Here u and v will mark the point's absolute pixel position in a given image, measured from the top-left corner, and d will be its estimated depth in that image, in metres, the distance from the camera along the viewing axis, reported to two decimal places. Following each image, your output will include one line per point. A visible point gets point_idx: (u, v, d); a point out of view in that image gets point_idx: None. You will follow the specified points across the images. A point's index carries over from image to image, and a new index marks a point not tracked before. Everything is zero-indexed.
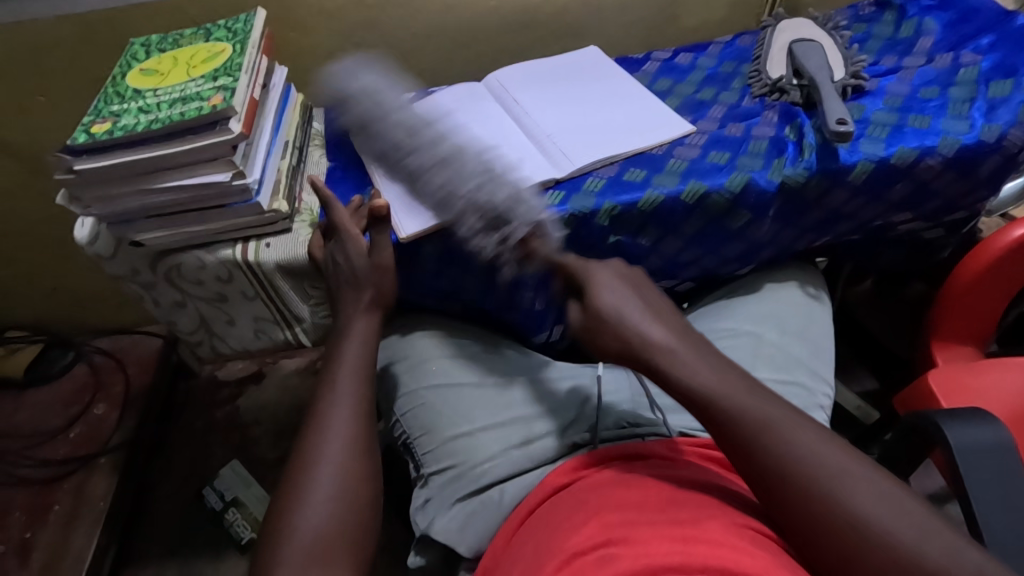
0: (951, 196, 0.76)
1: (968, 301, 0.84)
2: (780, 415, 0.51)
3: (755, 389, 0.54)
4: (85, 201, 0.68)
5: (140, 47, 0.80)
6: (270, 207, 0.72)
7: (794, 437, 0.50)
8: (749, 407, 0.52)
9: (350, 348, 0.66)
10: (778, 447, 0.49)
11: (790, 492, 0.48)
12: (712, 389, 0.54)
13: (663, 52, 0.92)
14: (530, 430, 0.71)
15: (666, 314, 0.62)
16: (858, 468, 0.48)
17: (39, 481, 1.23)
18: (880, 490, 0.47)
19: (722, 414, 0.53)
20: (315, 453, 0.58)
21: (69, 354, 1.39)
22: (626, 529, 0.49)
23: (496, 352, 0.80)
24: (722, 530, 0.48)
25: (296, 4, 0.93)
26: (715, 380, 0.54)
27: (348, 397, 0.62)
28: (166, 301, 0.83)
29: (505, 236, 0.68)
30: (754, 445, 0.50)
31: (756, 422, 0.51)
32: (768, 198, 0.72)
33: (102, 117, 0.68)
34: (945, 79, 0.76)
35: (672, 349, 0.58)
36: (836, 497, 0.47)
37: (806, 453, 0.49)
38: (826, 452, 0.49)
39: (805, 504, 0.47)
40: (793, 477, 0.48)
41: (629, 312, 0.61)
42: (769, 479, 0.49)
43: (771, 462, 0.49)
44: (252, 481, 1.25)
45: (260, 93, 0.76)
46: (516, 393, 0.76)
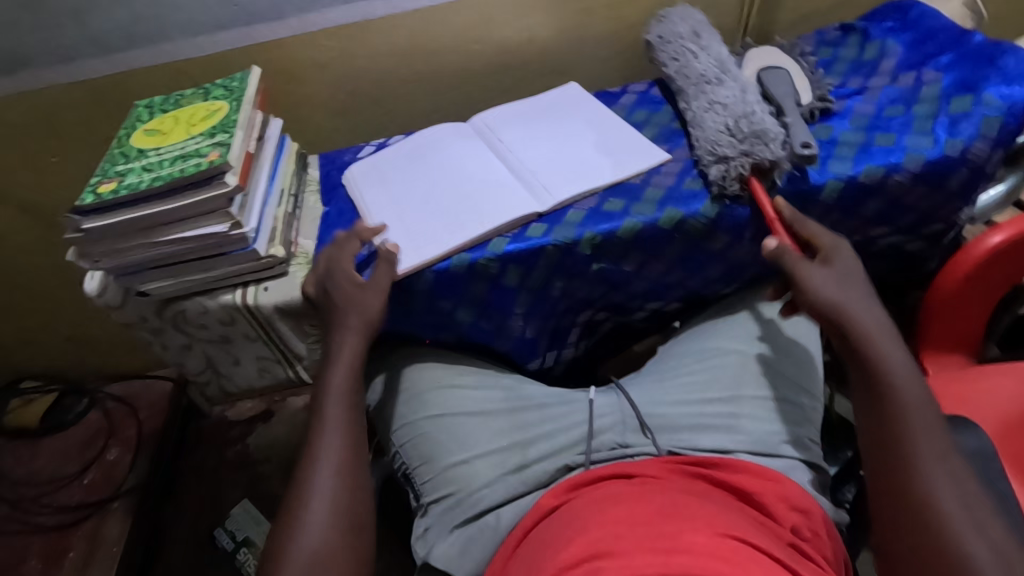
0: (923, 208, 0.78)
1: (952, 309, 0.85)
2: (926, 417, 0.58)
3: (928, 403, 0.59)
4: (94, 255, 0.72)
5: (145, 108, 0.86)
6: (267, 253, 0.76)
7: (930, 439, 0.56)
8: (901, 395, 0.59)
9: (338, 371, 0.68)
10: (905, 426, 0.58)
11: (902, 476, 0.56)
12: (883, 370, 0.60)
13: (639, 83, 0.96)
14: (525, 455, 0.73)
15: (861, 287, 0.66)
16: (967, 491, 0.54)
17: (55, 527, 1.25)
18: (973, 509, 0.53)
19: (883, 390, 0.60)
20: (309, 477, 0.61)
21: (83, 401, 1.42)
22: (612, 542, 0.51)
23: (493, 377, 0.82)
24: (705, 539, 0.50)
25: (290, 60, 0.99)
26: (889, 357, 0.61)
27: (338, 428, 0.64)
28: (173, 345, 0.86)
29: (754, 158, 0.71)
30: (892, 425, 0.58)
31: (897, 400, 0.59)
32: (743, 220, 0.75)
33: (109, 177, 0.73)
34: (909, 97, 0.79)
35: (856, 314, 0.63)
36: (929, 490, 0.54)
37: (929, 450, 0.56)
38: (944, 454, 0.56)
39: (908, 491, 0.55)
40: (908, 457, 0.56)
41: (828, 280, 0.65)
42: (890, 450, 0.58)
43: (895, 438, 0.58)
44: (262, 519, 1.28)
45: (255, 146, 0.80)
46: (515, 418, 0.77)
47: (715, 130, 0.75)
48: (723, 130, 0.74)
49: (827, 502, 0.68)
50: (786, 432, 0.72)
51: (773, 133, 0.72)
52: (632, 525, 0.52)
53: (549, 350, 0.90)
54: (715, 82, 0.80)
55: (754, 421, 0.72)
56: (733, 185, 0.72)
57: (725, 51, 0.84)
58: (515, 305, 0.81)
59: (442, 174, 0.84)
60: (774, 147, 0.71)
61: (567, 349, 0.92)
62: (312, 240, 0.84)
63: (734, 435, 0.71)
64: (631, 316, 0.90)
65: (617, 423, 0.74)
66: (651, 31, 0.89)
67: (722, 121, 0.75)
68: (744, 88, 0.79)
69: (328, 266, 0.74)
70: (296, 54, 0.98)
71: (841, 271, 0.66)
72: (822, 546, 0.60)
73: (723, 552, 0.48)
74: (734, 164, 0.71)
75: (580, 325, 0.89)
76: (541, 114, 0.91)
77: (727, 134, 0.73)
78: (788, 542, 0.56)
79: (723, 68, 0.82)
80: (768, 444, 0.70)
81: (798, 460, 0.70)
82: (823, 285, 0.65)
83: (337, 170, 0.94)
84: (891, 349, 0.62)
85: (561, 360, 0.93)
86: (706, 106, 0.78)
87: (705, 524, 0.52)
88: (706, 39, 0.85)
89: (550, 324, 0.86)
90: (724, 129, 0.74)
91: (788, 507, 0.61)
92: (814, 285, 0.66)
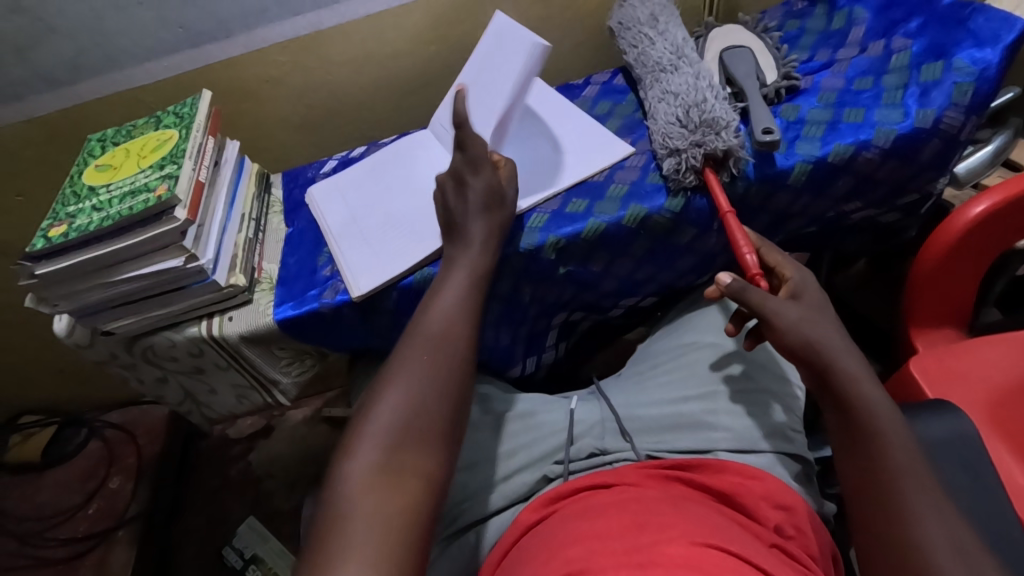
0: (898, 182, 0.75)
1: (936, 283, 0.82)
2: (912, 468, 0.53)
3: (916, 455, 0.54)
4: (53, 299, 0.71)
5: (97, 142, 0.84)
6: (227, 282, 0.75)
7: (918, 490, 0.52)
8: (884, 441, 0.54)
9: (453, 281, 0.64)
10: (893, 478, 0.52)
11: (887, 523, 0.51)
12: (868, 415, 0.55)
13: (602, 73, 0.93)
14: (506, 467, 0.72)
15: (834, 327, 0.60)
16: (966, 549, 0.49)
17: (63, 559, 1.27)
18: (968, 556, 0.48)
19: (865, 436, 0.55)
20: (406, 359, 0.58)
21: (83, 432, 1.43)
22: (586, 561, 0.50)
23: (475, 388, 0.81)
24: (682, 550, 0.48)
25: (245, 78, 0.97)
26: (871, 399, 0.56)
27: (442, 335, 0.60)
28: (148, 378, 0.85)
29: (707, 147, 0.69)
30: (876, 476, 0.53)
31: (878, 447, 0.54)
32: (707, 214, 0.73)
33: (60, 219, 0.71)
34: (878, 68, 0.76)
35: (831, 350, 0.58)
36: (926, 551, 0.49)
37: (920, 506, 0.51)
38: (934, 507, 0.51)
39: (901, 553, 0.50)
40: (900, 515, 0.51)
41: (802, 319, 0.60)
42: (876, 506, 0.52)
43: (881, 491, 0.53)
44: (269, 535, 1.27)
45: (208, 173, 0.79)
46: (496, 429, 0.76)
47: (668, 123, 0.73)
48: (675, 122, 0.72)
49: (810, 494, 0.68)
50: (769, 427, 0.70)
51: (724, 123, 0.70)
52: (607, 541, 0.51)
53: (528, 357, 0.88)
54: (670, 69, 0.78)
55: (732, 418, 0.71)
56: (689, 178, 0.70)
57: (682, 35, 0.81)
58: (485, 316, 0.79)
59: (403, 185, 0.83)
60: (726, 138, 0.69)
61: (547, 353, 0.90)
62: (276, 264, 0.83)
63: (714, 434, 0.70)
64: (608, 314, 0.88)
65: (597, 427, 0.73)
66: (611, 19, 0.88)
67: (676, 111, 0.73)
68: (701, 73, 0.76)
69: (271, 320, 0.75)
70: (250, 72, 0.96)
71: (808, 310, 0.61)
72: (807, 544, 0.59)
73: (700, 564, 0.46)
74: (685, 156, 0.70)
75: (556, 327, 0.87)
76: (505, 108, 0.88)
77: (678, 127, 0.71)
78: (769, 543, 0.55)
79: (679, 52, 0.80)
80: (750, 442, 0.69)
81: (779, 454, 0.68)
82: (794, 320, 0.60)
83: (300, 188, 0.92)
84: (874, 392, 0.57)
85: (542, 364, 0.91)
86: (661, 96, 0.76)
87: (681, 533, 0.50)
88: (663, 24, 0.83)
89: (524, 330, 0.84)
90: (677, 121, 0.72)
91: (770, 506, 0.60)
92: (786, 322, 0.60)
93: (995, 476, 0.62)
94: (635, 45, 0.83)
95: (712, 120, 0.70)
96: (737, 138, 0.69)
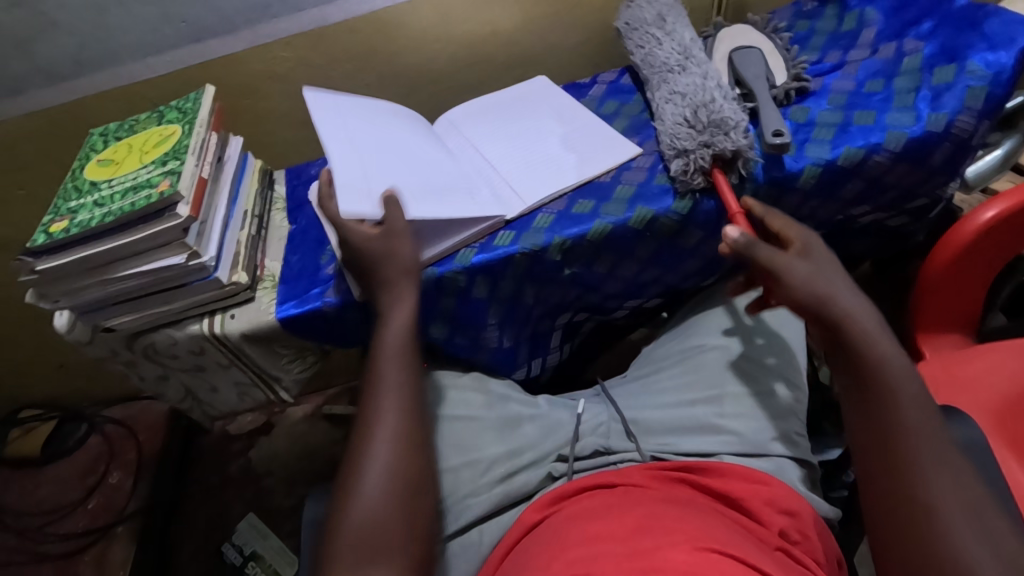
0: (907, 185, 0.74)
1: (944, 287, 0.81)
2: (924, 428, 0.52)
3: (928, 413, 0.53)
4: (53, 295, 0.71)
5: (99, 137, 0.84)
6: (230, 280, 0.74)
7: (928, 439, 0.52)
8: (898, 401, 0.54)
9: (391, 343, 0.65)
10: (904, 437, 0.52)
11: (894, 471, 0.52)
12: (881, 366, 0.55)
13: (609, 73, 0.92)
14: (513, 463, 0.71)
15: (847, 286, 0.60)
16: (978, 509, 0.49)
17: (63, 555, 1.26)
18: (975, 508, 0.49)
19: (876, 387, 0.55)
20: (358, 470, 0.58)
21: (82, 427, 1.42)
22: (589, 565, 0.49)
23: (486, 382, 0.79)
24: (685, 555, 0.47)
25: (248, 73, 0.96)
26: (885, 360, 0.55)
27: (394, 414, 0.61)
28: (150, 375, 0.85)
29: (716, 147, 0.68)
30: (887, 436, 0.53)
31: (890, 405, 0.54)
32: (715, 216, 0.72)
33: (61, 215, 0.71)
34: (889, 70, 0.75)
35: (842, 304, 0.58)
36: (936, 511, 0.49)
37: (930, 466, 0.51)
38: (947, 467, 0.50)
39: (910, 513, 0.50)
40: (913, 475, 0.51)
41: (813, 277, 0.59)
42: (887, 464, 0.52)
43: (894, 450, 0.52)
44: (269, 533, 1.26)
45: (211, 170, 0.78)
46: (507, 424, 0.75)
47: (675, 123, 0.72)
48: (682, 123, 0.71)
49: (818, 498, 0.68)
50: (778, 431, 0.69)
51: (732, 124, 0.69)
52: (611, 545, 0.50)
53: (532, 358, 0.88)
54: (677, 70, 0.77)
55: (741, 421, 0.70)
56: (698, 179, 0.69)
57: (690, 35, 0.81)
58: (489, 317, 0.78)
59: None
60: (736, 138, 0.68)
61: (551, 354, 0.90)
62: (279, 262, 0.82)
63: (721, 437, 0.70)
64: (612, 315, 0.88)
65: (601, 428, 0.73)
66: (617, 19, 0.87)
67: (683, 112, 0.72)
68: (708, 74, 0.75)
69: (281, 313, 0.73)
70: (253, 67, 0.95)
71: (818, 266, 0.61)
72: (811, 548, 0.59)
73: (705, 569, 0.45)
74: (694, 156, 0.69)
75: (560, 328, 0.87)
76: (509, 109, 0.88)
77: (686, 128, 0.71)
78: (773, 546, 0.55)
79: (686, 52, 0.79)
80: (757, 445, 0.68)
81: (787, 458, 0.68)
82: (802, 280, 0.59)
83: (303, 186, 0.91)
84: (888, 351, 0.56)
85: (547, 366, 0.91)
86: (667, 97, 0.75)
87: (686, 538, 0.49)
88: (670, 24, 0.82)
89: (527, 331, 0.83)
90: (684, 122, 0.71)
91: (775, 510, 0.60)
92: (793, 285, 0.59)
93: (1005, 484, 0.61)
94: (642, 46, 0.82)
95: (721, 121, 0.69)
96: (746, 139, 0.68)
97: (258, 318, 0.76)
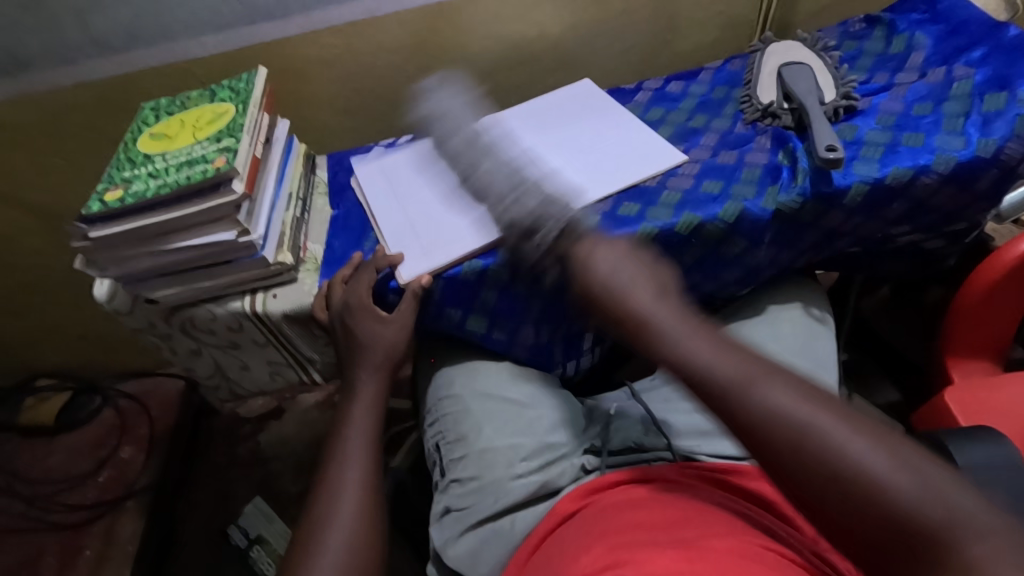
0: (950, 209, 0.75)
1: (982, 311, 0.83)
2: (760, 373, 0.48)
3: (748, 357, 0.50)
4: (102, 263, 0.71)
5: (151, 110, 0.84)
6: (275, 260, 0.75)
7: (773, 391, 0.46)
8: (726, 369, 0.49)
9: (360, 405, 0.68)
10: (753, 401, 0.46)
11: (791, 460, 0.43)
12: (693, 360, 0.51)
13: (655, 80, 0.94)
14: (550, 451, 0.72)
15: (651, 276, 0.61)
16: (849, 417, 0.44)
17: (69, 525, 1.24)
18: (871, 437, 0.42)
19: (699, 376, 0.50)
20: (314, 547, 0.55)
21: (96, 399, 1.39)
22: (632, 551, 0.47)
23: (529, 373, 0.83)
24: (726, 544, 0.47)
25: (297, 58, 0.97)
26: (706, 354, 0.51)
27: (362, 459, 0.64)
28: (182, 349, 0.85)
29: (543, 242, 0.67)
30: (742, 413, 0.46)
31: (728, 381, 0.48)
32: (761, 226, 0.73)
33: (115, 184, 0.72)
34: (938, 94, 0.76)
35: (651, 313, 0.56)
36: (830, 444, 0.42)
37: (797, 407, 0.44)
38: (800, 397, 0.45)
39: (807, 475, 0.42)
40: (786, 434, 0.44)
41: (616, 274, 0.61)
42: (759, 448, 0.45)
43: (754, 426, 0.46)
44: (275, 517, 1.22)
45: (262, 150, 0.79)
46: (547, 415, 0.77)
47: (501, 217, 0.71)
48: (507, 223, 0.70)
49: None
50: None
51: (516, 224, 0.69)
52: (653, 534, 0.50)
53: (567, 359, 0.89)
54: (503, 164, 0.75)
55: None
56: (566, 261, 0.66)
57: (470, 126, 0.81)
58: (527, 312, 0.79)
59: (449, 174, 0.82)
60: (554, 227, 0.66)
61: (584, 357, 0.90)
62: (321, 245, 0.83)
63: None
64: None
65: (634, 427, 0.73)
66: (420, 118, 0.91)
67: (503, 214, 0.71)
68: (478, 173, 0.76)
69: (346, 304, 0.72)
70: (303, 53, 0.96)
71: (615, 271, 0.61)
72: None
73: (749, 558, 0.46)
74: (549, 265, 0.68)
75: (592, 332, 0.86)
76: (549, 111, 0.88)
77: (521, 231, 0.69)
78: (809, 551, 0.55)
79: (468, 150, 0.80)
80: None
81: None
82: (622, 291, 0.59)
83: (345, 172, 0.92)
84: (691, 330, 0.54)
85: (580, 368, 0.91)
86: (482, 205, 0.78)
87: (727, 531, 0.49)
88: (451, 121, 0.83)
89: (562, 331, 0.84)
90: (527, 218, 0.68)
91: (808, 516, 0.60)
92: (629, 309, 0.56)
93: None
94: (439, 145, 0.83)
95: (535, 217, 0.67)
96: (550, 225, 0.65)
97: (301, 300, 0.77)
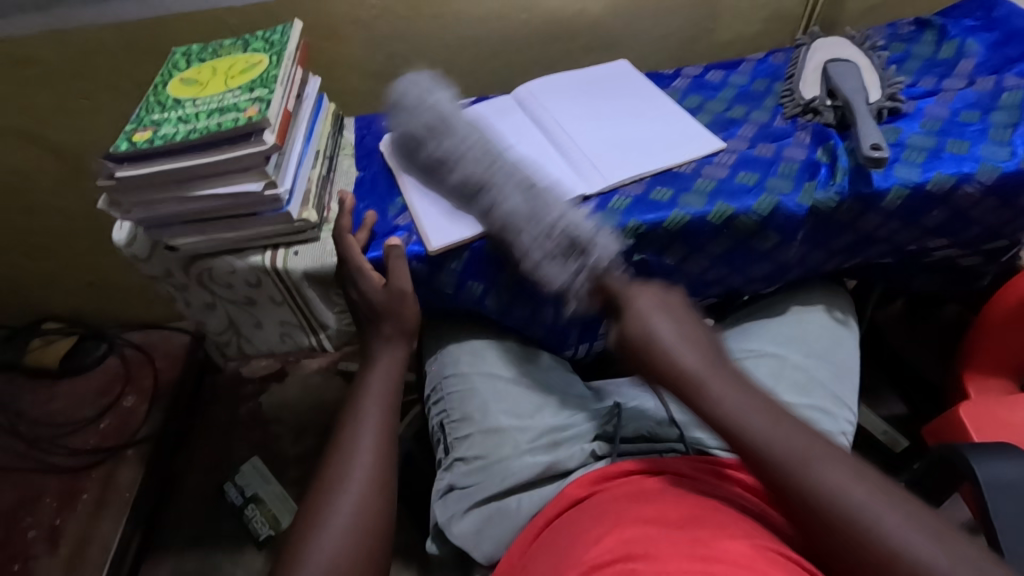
0: (990, 223, 0.73)
1: (1005, 332, 0.83)
2: (812, 451, 0.47)
3: (807, 431, 0.49)
4: (125, 205, 0.71)
5: (181, 55, 0.83)
6: (299, 216, 0.74)
7: (824, 462, 0.47)
8: (787, 447, 0.48)
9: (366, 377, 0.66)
10: (811, 488, 0.46)
11: (842, 533, 0.44)
12: (738, 420, 0.50)
13: (694, 67, 0.92)
14: (555, 435, 0.72)
15: (694, 333, 0.57)
16: (889, 496, 0.45)
17: (69, 469, 1.24)
18: (931, 531, 0.43)
19: (751, 454, 0.49)
20: (324, 513, 0.55)
21: (102, 346, 1.39)
22: (644, 545, 0.47)
23: (533, 356, 0.83)
24: (742, 548, 0.46)
25: (331, 16, 0.95)
26: (758, 427, 0.49)
27: (373, 426, 0.62)
28: (197, 302, 0.85)
29: (583, 265, 0.65)
30: (794, 498, 0.47)
31: (788, 460, 0.47)
32: (796, 222, 0.72)
33: (144, 125, 0.70)
34: (987, 103, 0.74)
35: (705, 385, 0.52)
36: (880, 532, 0.43)
37: (851, 495, 0.45)
38: (860, 484, 0.46)
39: (852, 566, 0.44)
40: (841, 532, 0.44)
41: (668, 336, 0.56)
42: (801, 520, 0.47)
43: (809, 505, 0.46)
44: (271, 478, 1.24)
45: (294, 104, 0.77)
46: (552, 402, 0.77)
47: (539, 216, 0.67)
48: (545, 230, 0.66)
49: None
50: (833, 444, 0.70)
51: (559, 239, 0.66)
52: (664, 530, 0.49)
53: (581, 342, 0.87)
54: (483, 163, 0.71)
55: None
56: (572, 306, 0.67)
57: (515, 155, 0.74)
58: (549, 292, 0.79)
59: None
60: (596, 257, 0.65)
61: (599, 340, 0.88)
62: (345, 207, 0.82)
63: None
64: None
65: (648, 416, 0.72)
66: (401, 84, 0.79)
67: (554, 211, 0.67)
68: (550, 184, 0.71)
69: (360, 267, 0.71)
70: (339, 11, 0.94)
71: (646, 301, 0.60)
72: None
73: (768, 565, 0.45)
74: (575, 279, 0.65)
75: None
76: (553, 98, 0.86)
77: (545, 257, 0.66)
78: None
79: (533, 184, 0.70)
80: None
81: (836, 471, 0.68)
82: (654, 335, 0.56)
83: (373, 136, 0.91)
84: (732, 386, 0.52)
85: (593, 350, 0.89)
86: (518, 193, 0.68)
87: (743, 533, 0.48)
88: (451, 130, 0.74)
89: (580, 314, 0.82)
90: (552, 237, 0.66)
91: None
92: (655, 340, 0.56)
93: None
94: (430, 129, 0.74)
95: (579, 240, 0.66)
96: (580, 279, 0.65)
97: (322, 257, 0.76)
